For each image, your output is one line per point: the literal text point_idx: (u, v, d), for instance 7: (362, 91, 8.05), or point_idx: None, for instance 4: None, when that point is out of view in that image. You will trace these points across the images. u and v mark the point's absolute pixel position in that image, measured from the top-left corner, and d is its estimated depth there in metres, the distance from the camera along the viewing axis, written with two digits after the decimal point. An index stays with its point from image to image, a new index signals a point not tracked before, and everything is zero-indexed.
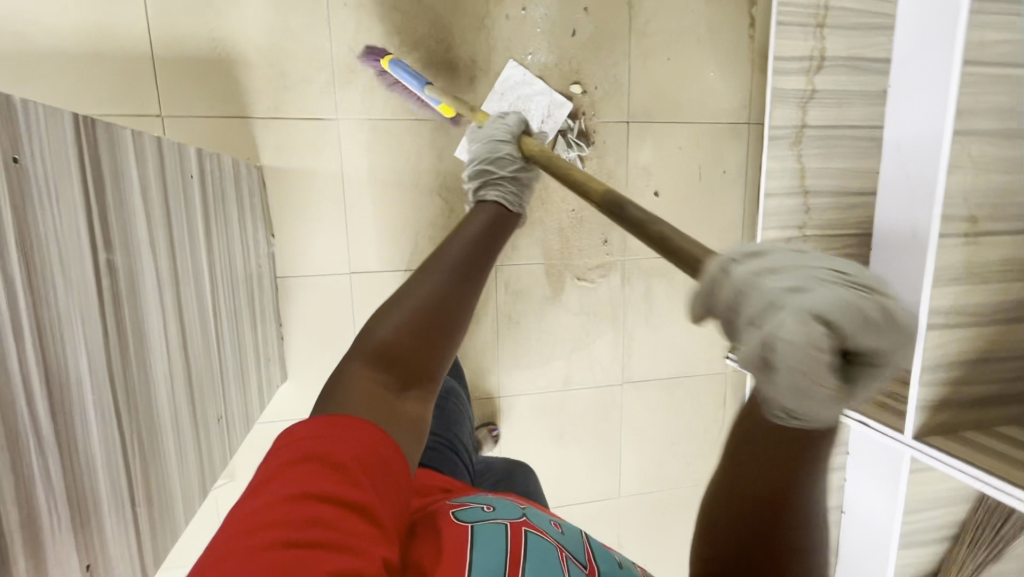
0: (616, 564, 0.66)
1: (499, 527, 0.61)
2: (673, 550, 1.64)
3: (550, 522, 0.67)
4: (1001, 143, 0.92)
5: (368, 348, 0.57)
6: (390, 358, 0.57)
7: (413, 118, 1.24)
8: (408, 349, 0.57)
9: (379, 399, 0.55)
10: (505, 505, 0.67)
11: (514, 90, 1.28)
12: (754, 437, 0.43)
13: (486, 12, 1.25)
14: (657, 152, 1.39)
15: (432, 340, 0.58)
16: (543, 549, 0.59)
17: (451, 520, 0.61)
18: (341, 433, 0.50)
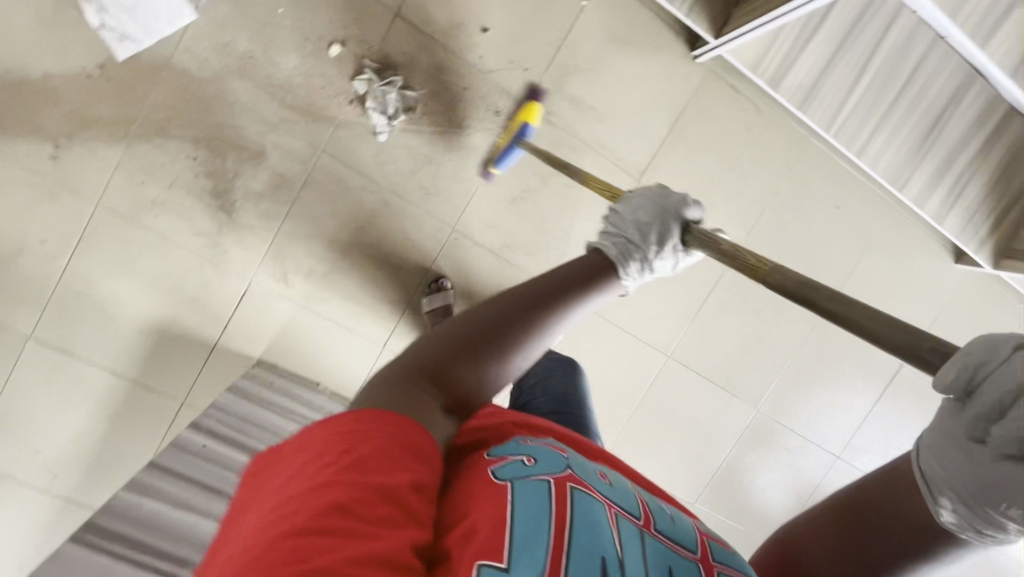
0: (670, 521, 0.64)
1: (542, 487, 0.57)
2: (825, 230, 1.52)
3: (597, 476, 0.64)
4: None
5: (404, 366, 0.61)
6: (430, 375, 0.60)
7: (284, 216, 1.27)
8: (452, 368, 0.61)
9: (424, 403, 0.58)
10: (544, 451, 0.64)
11: (305, 107, 1.23)
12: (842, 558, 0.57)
13: (219, 91, 1.20)
14: (445, 2, 1.23)
15: (469, 359, 0.61)
16: (591, 509, 0.56)
17: (488, 480, 0.58)
18: (365, 425, 0.52)
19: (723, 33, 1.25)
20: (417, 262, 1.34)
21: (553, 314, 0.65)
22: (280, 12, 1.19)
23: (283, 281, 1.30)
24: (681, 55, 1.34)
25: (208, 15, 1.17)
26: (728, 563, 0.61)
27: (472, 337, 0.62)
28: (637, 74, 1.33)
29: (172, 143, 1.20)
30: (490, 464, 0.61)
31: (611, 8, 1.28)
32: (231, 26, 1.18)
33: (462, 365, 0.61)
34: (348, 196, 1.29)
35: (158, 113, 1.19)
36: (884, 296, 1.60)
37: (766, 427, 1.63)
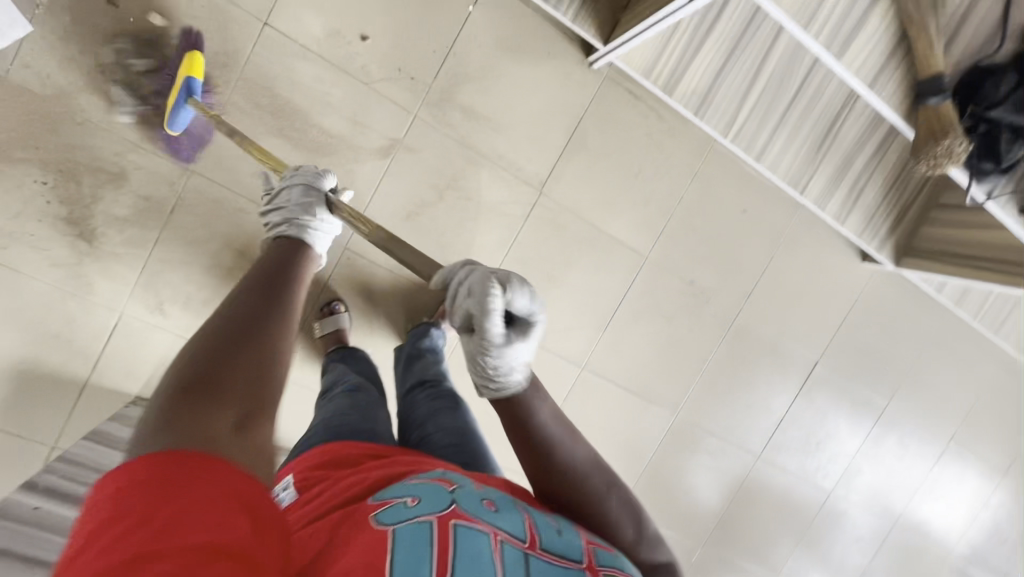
0: (557, 536, 0.61)
1: (424, 530, 0.54)
2: (733, 234, 1.51)
3: (481, 501, 0.61)
4: None
5: (178, 378, 0.51)
6: (192, 393, 0.49)
7: (154, 242, 1.18)
8: (218, 373, 0.52)
9: (213, 433, 0.47)
10: (429, 487, 0.61)
11: (169, 124, 1.14)
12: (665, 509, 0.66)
13: (68, 109, 1.09)
14: (318, 10, 1.16)
15: (240, 356, 0.55)
16: (474, 540, 0.54)
17: (367, 524, 0.55)
18: (176, 463, 0.43)
19: (610, 40, 1.21)
20: (308, 286, 1.27)
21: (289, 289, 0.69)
22: (132, 21, 1.09)
23: (158, 311, 1.21)
24: (576, 62, 1.30)
25: (48, 26, 1.06)
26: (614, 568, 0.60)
27: (236, 335, 0.56)
28: (531, 82, 1.29)
29: (17, 168, 1.09)
30: (372, 509, 0.58)
31: (498, 14, 1.24)
32: (76, 38, 1.07)
33: (223, 359, 0.53)
34: (226, 218, 1.20)
35: None
36: (796, 297, 1.61)
37: (686, 433, 1.63)
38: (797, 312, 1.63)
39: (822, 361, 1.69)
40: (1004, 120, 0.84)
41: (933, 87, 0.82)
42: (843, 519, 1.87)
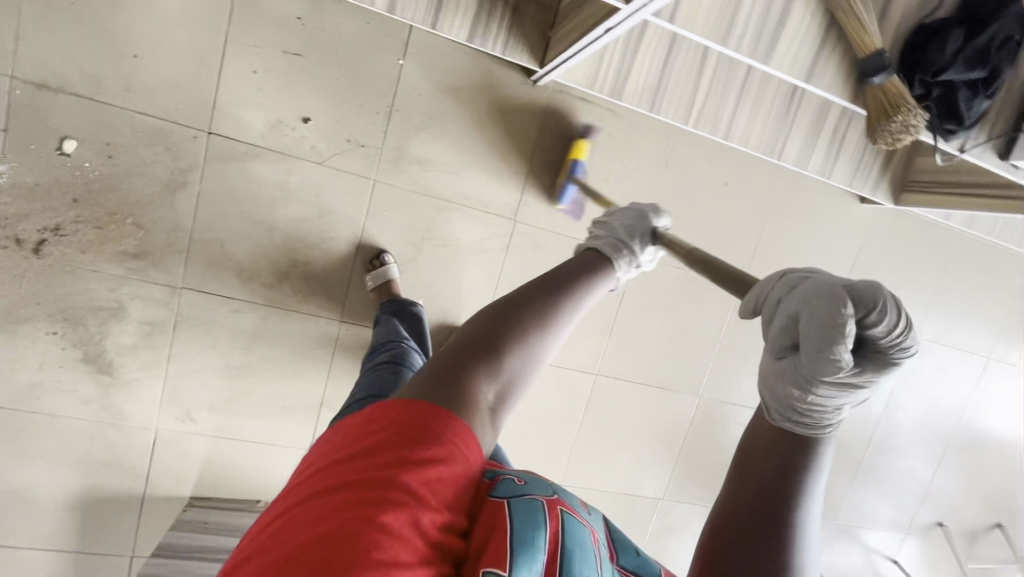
0: (634, 554, 0.56)
1: (536, 506, 0.50)
2: (720, 210, 1.47)
3: (578, 499, 0.59)
4: None
5: (464, 338, 0.54)
6: (479, 347, 0.53)
7: (166, 360, 1.25)
8: (475, 357, 0.52)
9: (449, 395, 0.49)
10: (535, 476, 0.56)
11: (150, 251, 1.18)
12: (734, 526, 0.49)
13: (56, 262, 1.15)
14: (256, 106, 1.17)
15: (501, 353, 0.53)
16: (583, 539, 0.50)
17: (482, 498, 0.50)
18: (421, 405, 0.48)
19: (547, 63, 1.19)
20: (316, 364, 1.33)
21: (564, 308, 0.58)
22: (87, 166, 1.12)
23: (188, 419, 1.29)
24: (520, 84, 1.28)
25: (13, 191, 1.10)
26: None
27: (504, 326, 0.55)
28: (480, 117, 1.28)
29: (27, 326, 1.17)
30: (483, 482, 0.53)
31: (430, 60, 1.22)
32: (40, 197, 1.12)
33: (499, 351, 0.53)
34: (224, 322, 1.26)
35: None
36: (800, 254, 1.56)
37: (714, 410, 1.64)
38: None
39: None
40: (957, 81, 0.80)
41: (876, 66, 0.78)
42: (893, 452, 1.85)
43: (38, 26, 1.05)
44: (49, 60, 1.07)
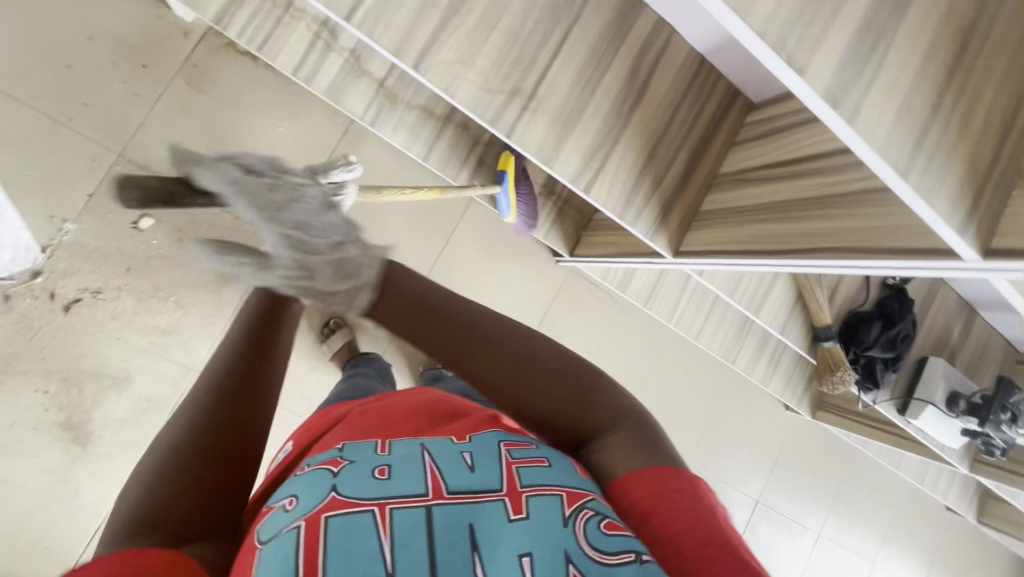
0: (465, 470, 0.54)
1: (293, 538, 0.47)
2: (680, 391, 1.73)
3: (372, 471, 0.53)
4: (471, 27, 0.83)
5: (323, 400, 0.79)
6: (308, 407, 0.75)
7: (150, 441, 1.21)
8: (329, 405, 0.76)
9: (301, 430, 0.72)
10: (313, 480, 0.54)
11: (180, 330, 1.22)
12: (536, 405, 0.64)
13: (80, 322, 1.15)
14: None
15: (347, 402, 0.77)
16: (352, 542, 0.47)
17: (258, 540, 0.50)
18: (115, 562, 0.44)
19: (575, 252, 1.46)
20: None
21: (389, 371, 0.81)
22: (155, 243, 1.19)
23: None
24: (545, 259, 1.54)
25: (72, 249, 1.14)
26: (541, 485, 0.54)
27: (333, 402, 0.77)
28: (507, 276, 1.50)
29: (19, 379, 1.12)
30: (262, 520, 0.53)
31: (480, 224, 1.47)
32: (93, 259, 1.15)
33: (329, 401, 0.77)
34: None
35: (4, 351, 1.11)
36: (736, 443, 1.83)
37: None
38: (738, 457, 1.84)
39: (761, 499, 1.89)
40: (877, 355, 1.13)
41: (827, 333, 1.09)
42: None
43: (160, 120, 1.19)
44: (158, 148, 1.19)
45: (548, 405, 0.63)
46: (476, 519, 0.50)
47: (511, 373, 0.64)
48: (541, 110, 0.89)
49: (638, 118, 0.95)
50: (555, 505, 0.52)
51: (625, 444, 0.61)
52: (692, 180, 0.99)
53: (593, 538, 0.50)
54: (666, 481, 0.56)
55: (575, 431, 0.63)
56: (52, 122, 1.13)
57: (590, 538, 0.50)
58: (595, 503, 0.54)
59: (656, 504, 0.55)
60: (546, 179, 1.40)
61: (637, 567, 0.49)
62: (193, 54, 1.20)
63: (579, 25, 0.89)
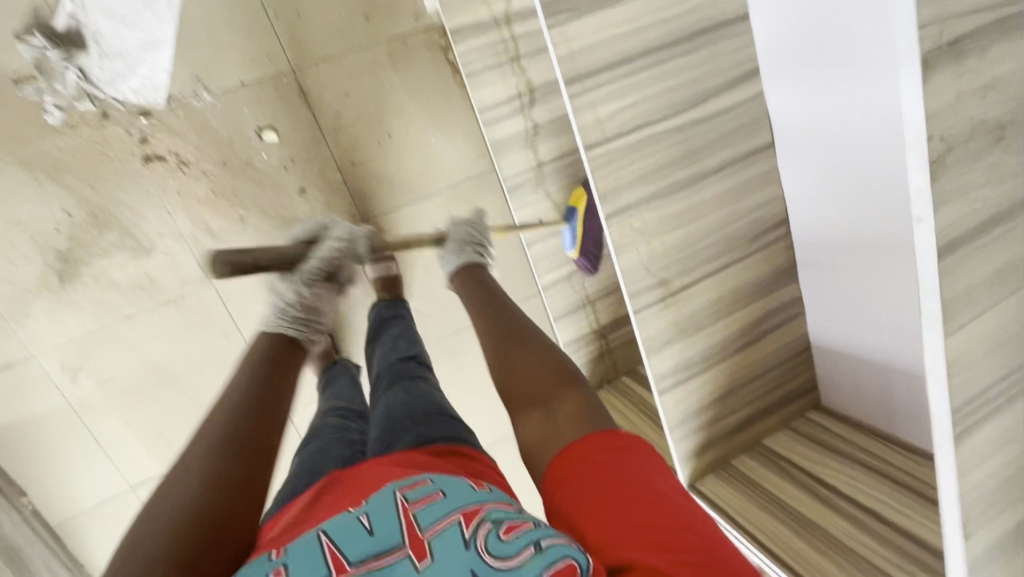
0: (365, 534, 0.50)
1: None
2: None
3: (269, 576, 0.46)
4: (666, 212, 0.88)
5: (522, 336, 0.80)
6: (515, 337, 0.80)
7: (121, 317, 1.13)
8: (515, 345, 0.78)
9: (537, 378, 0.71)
10: None
11: (225, 241, 1.17)
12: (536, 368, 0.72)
13: (148, 178, 1.10)
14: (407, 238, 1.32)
15: (530, 350, 0.76)
16: None
17: None
18: None
19: None
20: None
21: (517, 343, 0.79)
22: (263, 156, 1.17)
23: (67, 374, 1.12)
24: None
25: (190, 115, 1.11)
26: (438, 522, 0.50)
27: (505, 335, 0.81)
28: None
29: (54, 189, 1.05)
30: None
31: None
32: (202, 133, 1.12)
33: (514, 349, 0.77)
34: (204, 337, 1.19)
35: (63, 158, 1.05)
36: None
37: None
38: None
39: None
40: None
41: None
42: None
43: (345, 64, 1.20)
44: (327, 85, 1.19)
45: (530, 388, 0.69)
46: None
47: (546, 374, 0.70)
48: (672, 309, 0.93)
49: (735, 360, 1.01)
50: (456, 535, 0.49)
51: (568, 412, 0.63)
52: (742, 433, 1.04)
53: (492, 548, 0.47)
54: (611, 444, 0.56)
55: (542, 394, 0.67)
56: (258, 6, 1.12)
57: (488, 547, 0.47)
58: (493, 514, 0.50)
59: (591, 468, 0.55)
60: (607, 322, 1.45)
61: (537, 558, 0.45)
62: (411, 33, 1.23)
63: (741, 264, 0.96)
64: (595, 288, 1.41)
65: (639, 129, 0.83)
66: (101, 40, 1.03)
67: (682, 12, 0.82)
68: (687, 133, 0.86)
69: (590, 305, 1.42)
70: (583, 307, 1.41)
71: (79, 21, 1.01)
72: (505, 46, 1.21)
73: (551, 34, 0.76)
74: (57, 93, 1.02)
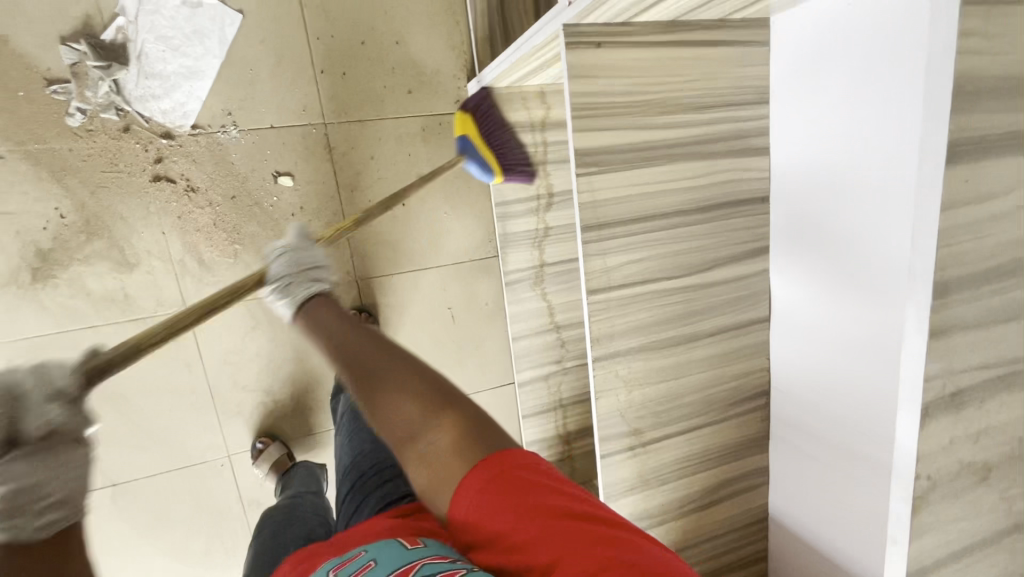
0: None
1: None
2: None
3: None
4: (652, 362, 0.88)
5: (345, 376, 0.63)
6: (364, 361, 0.63)
7: (83, 327, 1.09)
8: (370, 376, 0.61)
9: (412, 422, 0.56)
10: None
11: (214, 273, 1.15)
12: (403, 411, 0.57)
13: (152, 196, 1.09)
14: (396, 304, 1.31)
15: (394, 370, 0.60)
16: None
17: None
18: None
19: None
20: (166, 460, 1.19)
21: (361, 384, 0.61)
22: (275, 198, 1.16)
23: None
24: None
25: (212, 145, 1.11)
26: None
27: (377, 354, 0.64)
28: None
29: (53, 188, 1.03)
30: None
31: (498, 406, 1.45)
32: (222, 165, 1.12)
33: (376, 388, 0.60)
34: (165, 363, 1.15)
35: (72, 160, 1.03)
36: None
37: None
38: None
39: None
40: None
41: None
42: None
43: (379, 129, 1.22)
44: (356, 145, 1.21)
45: (400, 423, 0.56)
46: None
47: (413, 413, 0.56)
48: (639, 458, 0.92)
49: (692, 519, 0.99)
50: None
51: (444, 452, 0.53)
52: None
53: None
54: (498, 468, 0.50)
55: (408, 436, 0.55)
56: (307, 60, 1.15)
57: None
58: (425, 568, 0.47)
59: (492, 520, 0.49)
60: (575, 429, 1.43)
61: None
62: (449, 114, 1.26)
63: (717, 427, 0.96)
64: (571, 393, 1.40)
65: (643, 282, 0.84)
66: (144, 59, 1.03)
67: (707, 184, 0.85)
68: (688, 294, 0.88)
69: (562, 410, 1.40)
70: (554, 410, 1.39)
71: (127, 37, 1.02)
72: (534, 149, 1.23)
73: (578, 181, 0.77)
74: (85, 99, 1.02)
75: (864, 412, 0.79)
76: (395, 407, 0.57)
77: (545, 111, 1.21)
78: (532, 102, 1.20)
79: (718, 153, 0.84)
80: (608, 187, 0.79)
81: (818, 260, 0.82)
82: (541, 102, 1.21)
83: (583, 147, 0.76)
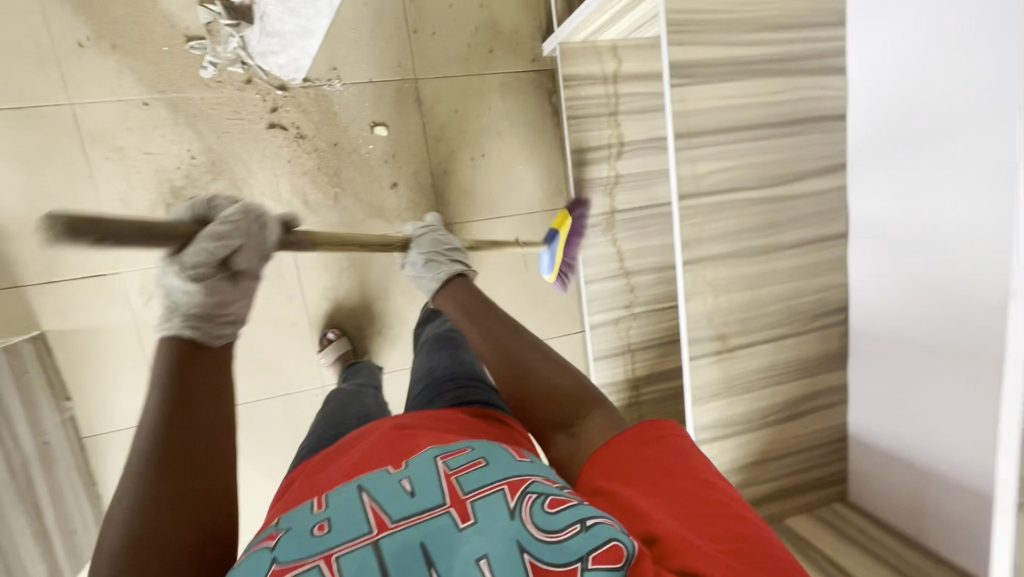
0: (404, 494, 0.48)
1: None
2: None
3: (311, 528, 0.46)
4: (736, 269, 0.94)
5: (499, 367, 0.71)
6: (522, 353, 0.70)
7: None
8: (529, 367, 0.69)
9: (568, 404, 0.65)
10: (254, 554, 0.46)
11: (317, 213, 1.26)
12: (550, 396, 0.66)
13: (267, 141, 1.22)
14: (475, 249, 1.40)
15: (544, 360, 0.70)
16: None
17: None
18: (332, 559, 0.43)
19: None
20: (270, 385, 1.30)
21: (521, 365, 0.69)
22: (371, 146, 1.28)
23: (142, 297, 1.20)
24: None
25: (319, 97, 1.23)
26: (483, 487, 0.48)
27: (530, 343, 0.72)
28: None
29: (186, 132, 1.17)
30: None
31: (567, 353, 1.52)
32: (327, 115, 1.24)
33: (536, 373, 0.68)
34: (273, 295, 1.27)
35: (202, 108, 1.17)
36: None
37: None
38: None
39: None
40: None
41: None
42: None
43: (463, 85, 1.33)
44: (443, 100, 1.32)
45: (557, 409, 0.65)
46: (429, 539, 0.45)
47: (564, 405, 0.65)
48: (723, 364, 0.97)
49: (772, 431, 1.03)
50: (498, 501, 0.47)
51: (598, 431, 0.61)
52: (765, 505, 1.06)
53: (536, 517, 0.45)
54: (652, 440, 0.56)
55: (560, 418, 0.64)
56: (403, 22, 1.27)
57: (534, 519, 0.45)
58: (537, 486, 0.48)
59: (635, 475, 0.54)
60: (643, 374, 1.48)
61: (584, 534, 0.43)
62: (526, 72, 1.36)
63: (797, 339, 1.00)
64: (639, 338, 1.46)
65: (729, 190, 0.91)
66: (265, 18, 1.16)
67: (788, 99, 0.91)
68: (770, 205, 0.94)
69: (630, 354, 1.46)
70: (623, 354, 1.45)
71: None
72: (607, 101, 1.32)
73: (673, 91, 0.85)
74: (216, 53, 1.16)
75: (952, 313, 0.82)
76: (552, 392, 0.66)
77: (617, 64, 1.29)
78: (606, 56, 1.29)
79: (798, 71, 0.91)
80: (699, 97, 0.86)
81: (897, 167, 0.88)
82: (614, 56, 1.29)
83: (677, 59, 0.84)
